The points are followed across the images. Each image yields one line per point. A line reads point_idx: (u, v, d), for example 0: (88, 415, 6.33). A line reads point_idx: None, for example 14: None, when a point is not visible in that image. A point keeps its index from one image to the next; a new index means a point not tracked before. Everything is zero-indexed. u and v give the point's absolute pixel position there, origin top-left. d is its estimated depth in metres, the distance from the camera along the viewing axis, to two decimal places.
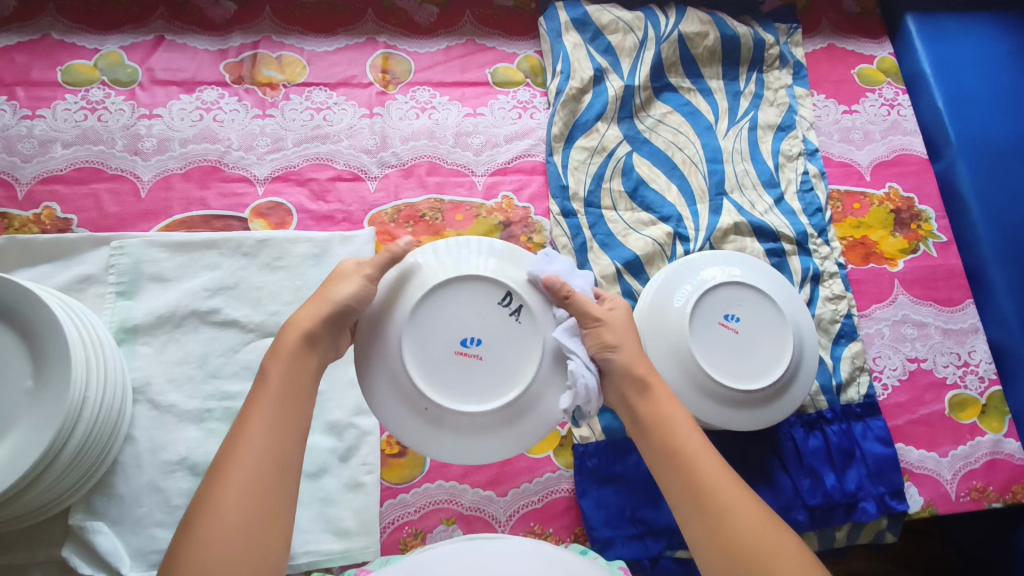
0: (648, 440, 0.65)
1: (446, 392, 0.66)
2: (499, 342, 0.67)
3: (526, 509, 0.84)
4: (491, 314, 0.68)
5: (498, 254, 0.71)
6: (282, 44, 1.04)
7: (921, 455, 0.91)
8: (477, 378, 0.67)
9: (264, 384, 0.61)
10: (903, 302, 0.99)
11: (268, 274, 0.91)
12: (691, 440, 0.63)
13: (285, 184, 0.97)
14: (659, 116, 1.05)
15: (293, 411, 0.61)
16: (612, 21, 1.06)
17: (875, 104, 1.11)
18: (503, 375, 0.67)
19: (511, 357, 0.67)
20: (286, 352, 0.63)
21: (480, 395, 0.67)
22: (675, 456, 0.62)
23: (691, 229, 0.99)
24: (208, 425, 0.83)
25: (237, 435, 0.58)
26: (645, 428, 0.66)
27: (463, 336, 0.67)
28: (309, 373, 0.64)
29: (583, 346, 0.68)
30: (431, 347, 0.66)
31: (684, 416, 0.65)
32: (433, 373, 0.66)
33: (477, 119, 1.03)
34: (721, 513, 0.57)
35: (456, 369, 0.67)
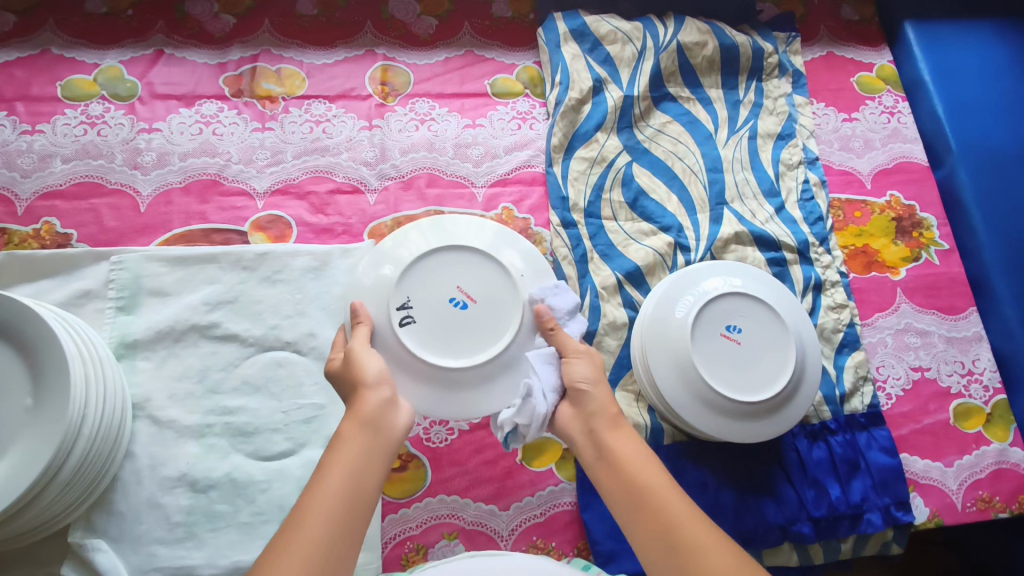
0: (611, 482, 0.62)
1: (505, 318, 0.71)
2: (451, 279, 0.72)
3: (529, 523, 0.83)
4: (419, 285, 0.71)
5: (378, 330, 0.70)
6: (281, 57, 1.05)
7: (926, 465, 0.91)
8: (478, 287, 0.71)
9: (328, 469, 0.58)
10: (906, 311, 0.99)
11: (268, 287, 0.90)
12: (657, 479, 0.60)
13: (284, 197, 0.97)
14: (658, 126, 1.05)
15: (354, 519, 0.56)
16: (611, 32, 1.06)
17: (875, 111, 1.11)
18: (497, 264, 0.72)
19: (443, 276, 0.71)
20: (345, 440, 0.60)
21: (486, 276, 0.72)
22: (642, 497, 0.59)
23: (692, 239, 0.98)
24: (208, 440, 0.83)
25: (287, 534, 0.54)
26: (608, 467, 0.63)
27: (455, 316, 0.71)
28: (375, 465, 0.60)
29: (552, 377, 0.67)
30: (483, 333, 0.70)
31: (648, 454, 0.63)
32: (493, 329, 0.71)
33: (477, 130, 1.03)
34: (693, 558, 0.55)
35: (488, 305, 0.71)
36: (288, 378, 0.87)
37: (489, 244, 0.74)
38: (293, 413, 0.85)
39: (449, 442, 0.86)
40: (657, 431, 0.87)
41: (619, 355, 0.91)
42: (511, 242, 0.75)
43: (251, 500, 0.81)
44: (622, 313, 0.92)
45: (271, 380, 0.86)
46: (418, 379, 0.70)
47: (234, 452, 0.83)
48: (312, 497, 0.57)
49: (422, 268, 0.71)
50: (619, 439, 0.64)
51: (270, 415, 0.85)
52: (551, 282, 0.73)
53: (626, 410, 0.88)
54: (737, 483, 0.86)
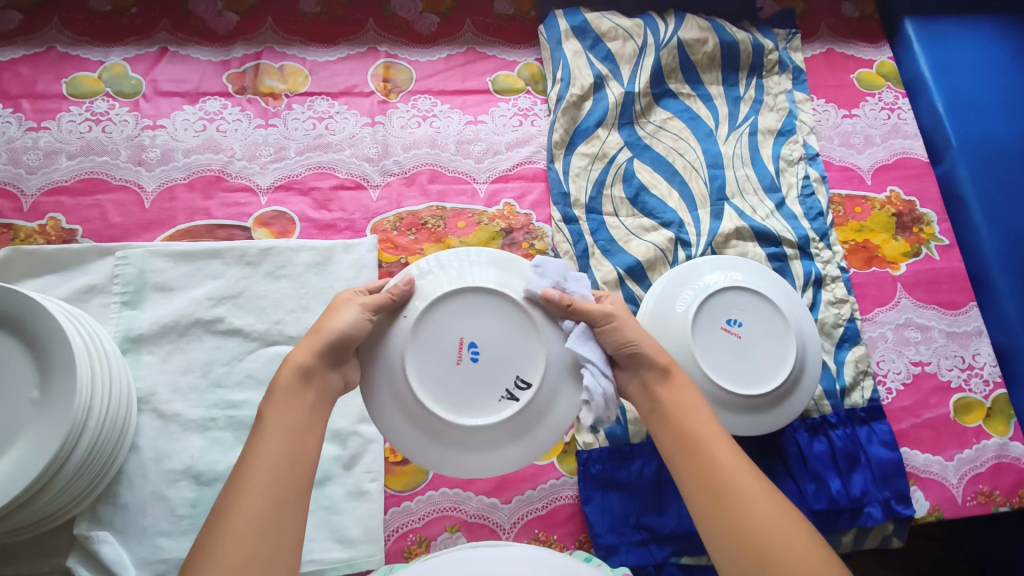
0: (666, 431, 0.65)
1: (508, 320, 0.68)
2: (445, 351, 0.67)
3: (531, 516, 0.84)
4: (428, 375, 0.67)
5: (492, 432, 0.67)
6: (284, 54, 1.05)
7: (926, 459, 0.91)
8: (452, 335, 0.68)
9: (264, 428, 0.59)
10: (906, 306, 0.99)
11: (272, 282, 0.91)
12: (710, 430, 0.63)
13: (288, 193, 0.98)
14: (659, 123, 1.05)
15: (294, 463, 0.58)
16: (612, 29, 1.07)
17: (875, 108, 1.11)
18: (458, 289, 0.68)
19: (441, 368, 0.67)
20: (282, 390, 0.61)
21: (441, 323, 0.67)
22: (694, 445, 0.62)
23: (693, 234, 0.99)
24: (212, 434, 0.84)
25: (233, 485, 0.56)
26: (664, 418, 0.65)
27: (480, 367, 0.67)
28: (311, 415, 0.61)
29: (598, 353, 0.67)
30: (497, 340, 0.68)
31: (704, 407, 0.65)
32: (511, 340, 0.68)
33: (479, 126, 1.04)
34: (737, 502, 0.58)
35: (492, 325, 0.68)
36: None
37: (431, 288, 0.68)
38: None
39: None
40: None
41: None
42: (512, 269, 0.71)
43: None
44: None
45: (274, 375, 0.87)
46: (521, 432, 0.67)
47: (239, 445, 0.84)
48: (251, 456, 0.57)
49: (423, 380, 0.67)
50: (677, 392, 0.66)
51: None
52: (529, 268, 0.71)
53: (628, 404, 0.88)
54: None
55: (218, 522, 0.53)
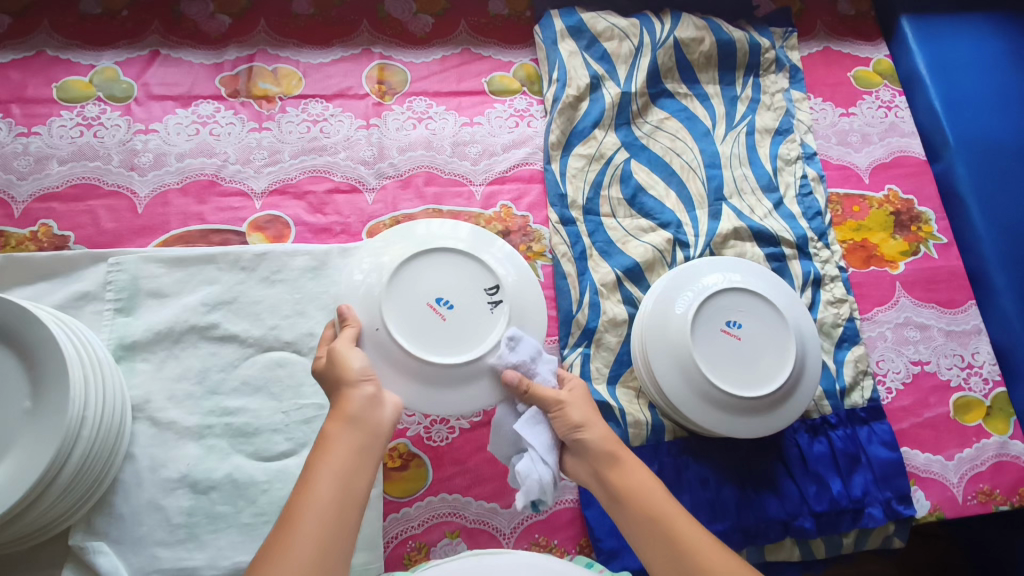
0: (626, 512, 0.62)
1: (447, 260, 0.74)
2: (422, 316, 0.72)
3: (531, 521, 0.83)
4: (424, 343, 0.71)
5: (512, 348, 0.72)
6: (277, 56, 1.04)
7: (927, 459, 0.91)
8: (415, 301, 0.72)
9: (314, 473, 0.57)
10: (905, 305, 0.99)
11: (267, 287, 0.90)
12: (666, 508, 0.61)
13: (282, 196, 0.97)
14: (656, 123, 1.04)
15: (343, 510, 0.55)
16: (608, 28, 1.06)
17: (872, 106, 1.11)
18: (394, 265, 0.73)
19: (431, 332, 0.71)
20: (332, 436, 0.60)
21: (399, 299, 0.72)
22: (656, 525, 0.60)
23: (691, 235, 0.98)
24: (208, 441, 0.83)
25: (281, 532, 0.53)
26: (623, 498, 0.63)
27: (456, 310, 0.72)
28: (364, 463, 0.59)
29: (545, 437, 0.66)
30: (450, 279, 0.73)
31: (653, 484, 0.63)
32: (462, 271, 0.74)
33: (474, 128, 1.03)
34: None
35: (442, 272, 0.73)
36: (287, 379, 0.86)
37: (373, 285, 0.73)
38: (293, 414, 0.85)
39: (449, 441, 0.86)
40: (659, 428, 0.87)
41: (620, 352, 0.91)
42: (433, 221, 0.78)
43: (252, 501, 0.81)
44: (622, 310, 0.92)
45: (270, 381, 0.86)
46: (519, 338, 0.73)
47: (235, 453, 0.83)
48: (301, 503, 0.55)
49: (424, 348, 0.70)
50: (628, 469, 0.64)
51: (270, 416, 0.85)
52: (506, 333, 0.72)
53: (628, 408, 0.87)
54: (738, 478, 0.86)
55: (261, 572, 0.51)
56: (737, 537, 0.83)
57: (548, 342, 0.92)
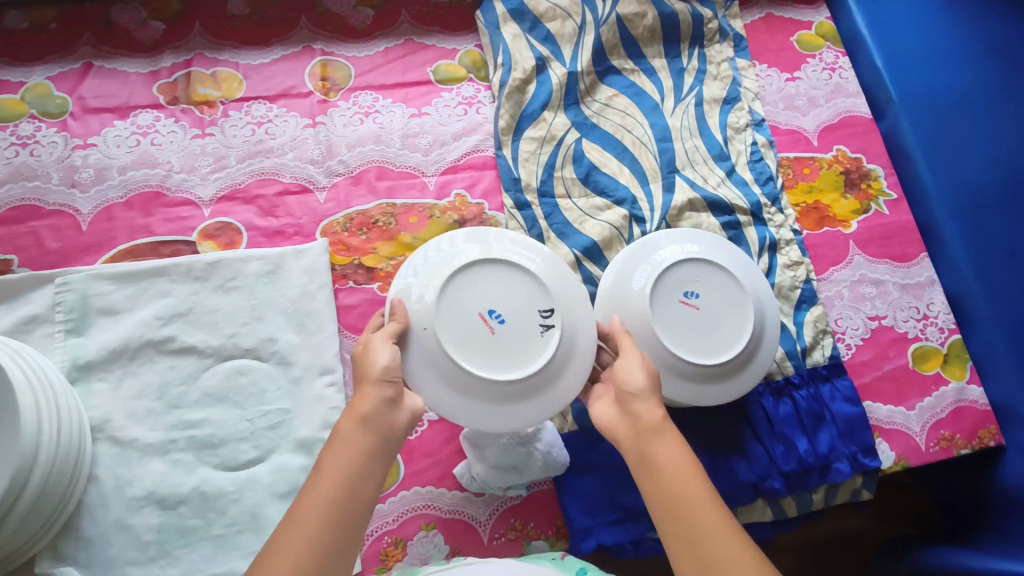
0: (649, 484, 0.59)
1: (505, 275, 0.72)
2: (471, 326, 0.69)
3: (506, 506, 0.84)
4: (465, 354, 0.68)
5: (560, 368, 0.70)
6: (215, 60, 1.02)
7: (889, 411, 0.93)
8: (468, 311, 0.70)
9: (322, 472, 0.58)
10: (859, 263, 1.00)
11: (222, 296, 0.89)
12: (693, 495, 0.57)
13: (232, 202, 0.95)
14: (605, 100, 1.04)
15: (347, 511, 0.56)
16: (549, 8, 1.05)
17: (816, 69, 1.12)
18: (448, 271, 0.70)
19: (481, 345, 0.69)
20: (342, 436, 0.60)
21: (452, 307, 0.69)
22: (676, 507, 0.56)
23: (647, 210, 0.99)
24: (173, 456, 0.82)
25: (284, 530, 0.54)
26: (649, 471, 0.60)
27: (509, 322, 0.70)
28: (371, 464, 0.59)
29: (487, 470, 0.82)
30: (502, 289, 0.71)
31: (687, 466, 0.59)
32: (514, 284, 0.71)
33: (423, 119, 1.02)
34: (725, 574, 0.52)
35: (498, 284, 0.71)
36: (250, 387, 0.85)
37: (424, 282, 0.70)
38: (258, 421, 0.84)
39: (419, 434, 0.86)
40: None
41: None
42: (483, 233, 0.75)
43: (222, 511, 0.80)
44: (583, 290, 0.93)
45: (232, 390, 0.85)
46: (569, 356, 0.71)
47: (201, 465, 0.82)
48: (306, 502, 0.56)
49: (475, 362, 0.68)
50: (661, 446, 0.60)
51: (234, 425, 0.84)
52: None
53: None
54: (706, 447, 0.87)
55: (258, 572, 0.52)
56: None
57: None
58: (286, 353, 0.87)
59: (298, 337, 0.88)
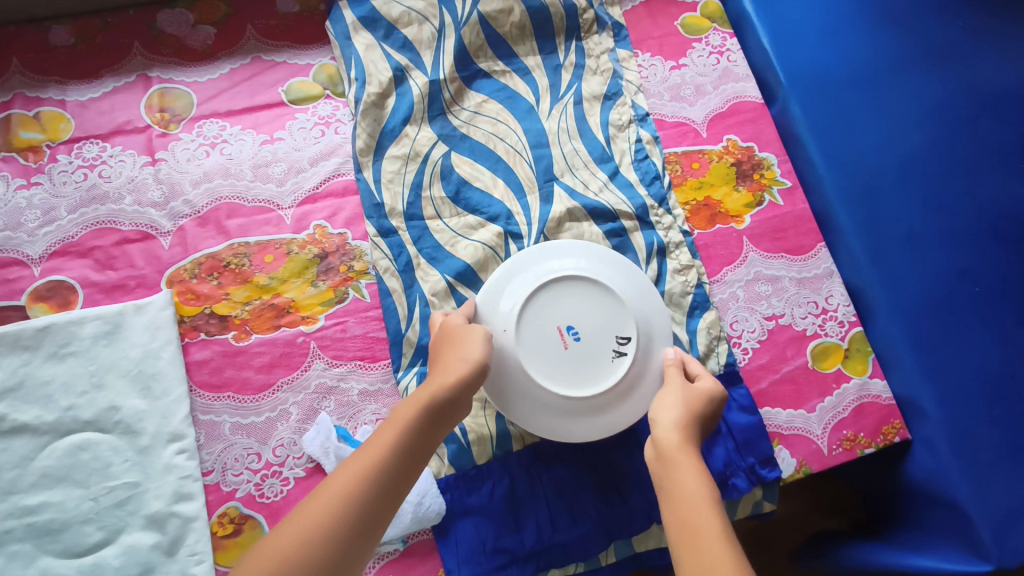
0: (672, 516, 0.61)
1: (592, 297, 0.79)
2: (550, 339, 0.77)
3: (381, 563, 0.77)
4: (535, 359, 0.76)
5: (618, 391, 0.77)
6: (39, 99, 0.92)
7: (789, 415, 0.89)
8: (553, 323, 0.78)
9: (392, 426, 0.65)
10: (754, 260, 0.95)
11: (56, 364, 0.81)
12: (706, 512, 0.59)
13: (65, 258, 0.86)
14: (474, 108, 0.97)
15: (402, 475, 0.64)
16: (404, 13, 0.97)
17: (703, 54, 1.05)
18: (540, 284, 0.79)
19: (552, 355, 0.77)
20: (417, 401, 0.68)
21: (538, 316, 0.78)
22: (692, 529, 0.58)
23: (524, 225, 0.92)
24: (9, 548, 0.74)
25: (350, 464, 0.62)
26: (673, 502, 0.62)
27: (583, 344, 0.77)
28: (429, 440, 0.67)
29: None
30: (584, 311, 0.78)
31: (706, 498, 0.60)
32: (597, 307, 0.78)
33: (276, 145, 0.93)
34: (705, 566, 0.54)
35: (580, 305, 0.78)
36: (93, 462, 0.78)
37: (531, 277, 0.80)
38: (104, 499, 0.77)
39: (285, 494, 0.79)
40: (504, 437, 0.82)
41: None
42: (599, 257, 0.83)
43: None
44: None
45: (73, 468, 0.78)
46: (632, 383, 0.77)
47: (42, 554, 0.75)
48: (375, 447, 0.63)
49: (545, 370, 0.76)
50: (683, 471, 0.64)
51: (77, 506, 0.76)
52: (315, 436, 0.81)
53: (473, 421, 0.82)
54: (593, 476, 0.82)
55: (318, 496, 0.59)
56: (600, 537, 0.80)
57: (381, 367, 0.85)
58: (131, 422, 0.79)
59: (144, 402, 0.80)
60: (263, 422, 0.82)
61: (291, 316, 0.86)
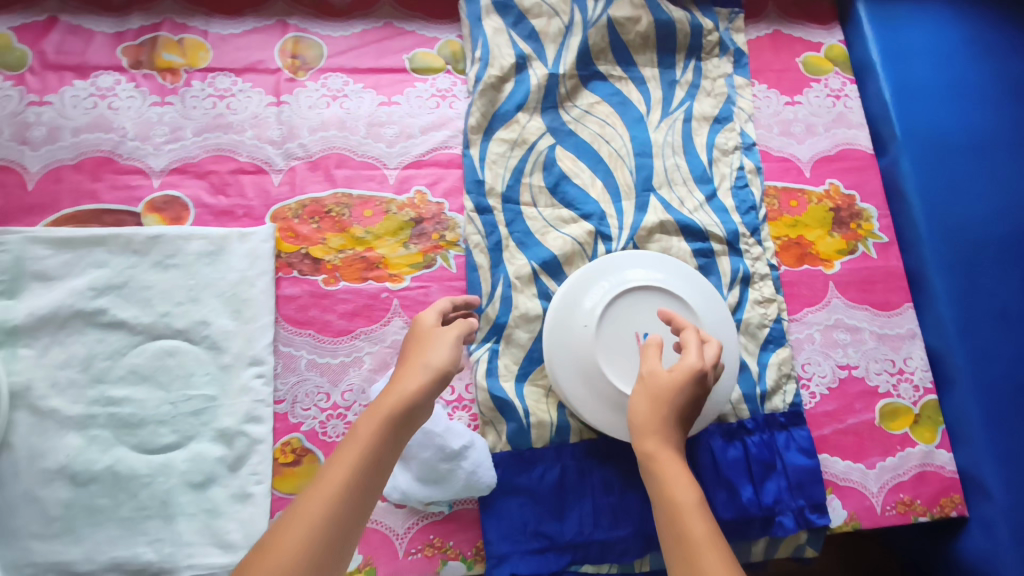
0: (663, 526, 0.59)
1: (672, 308, 0.80)
2: (625, 340, 0.78)
3: (426, 521, 0.80)
4: (607, 355, 0.77)
5: None
6: (184, 26, 0.98)
7: (846, 467, 0.87)
8: (630, 327, 0.79)
9: (353, 444, 0.59)
10: (836, 306, 0.94)
11: (159, 273, 0.86)
12: (694, 514, 0.57)
13: (182, 176, 0.91)
14: (586, 107, 0.98)
15: (365, 493, 0.58)
16: (536, 5, 0.99)
17: (820, 94, 1.05)
18: (625, 286, 0.80)
19: (624, 356, 0.77)
20: (381, 414, 0.62)
21: (617, 317, 0.79)
22: (683, 547, 0.55)
23: (615, 228, 0.93)
24: (91, 431, 0.80)
25: (310, 492, 0.56)
26: (664, 518, 0.59)
27: (655, 351, 0.78)
28: (391, 453, 0.61)
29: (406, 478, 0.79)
30: (663, 322, 0.79)
31: (694, 502, 0.58)
32: (674, 320, 0.79)
33: (392, 108, 0.97)
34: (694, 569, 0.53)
35: (659, 315, 0.79)
36: (177, 368, 0.83)
37: (614, 279, 0.82)
38: (181, 404, 0.81)
39: None
40: (564, 429, 0.83)
41: (531, 348, 0.87)
42: (680, 274, 0.84)
43: (133, 494, 0.78)
44: (536, 306, 0.88)
45: (159, 370, 0.82)
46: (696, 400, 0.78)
47: (119, 444, 0.80)
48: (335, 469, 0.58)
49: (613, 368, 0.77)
50: (673, 466, 0.61)
51: (156, 407, 0.81)
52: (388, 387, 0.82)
53: (533, 406, 0.84)
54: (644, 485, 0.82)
55: (283, 528, 0.54)
56: (639, 544, 0.80)
57: None
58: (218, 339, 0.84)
59: (233, 324, 0.85)
60: (337, 364, 0.85)
61: (379, 272, 0.89)
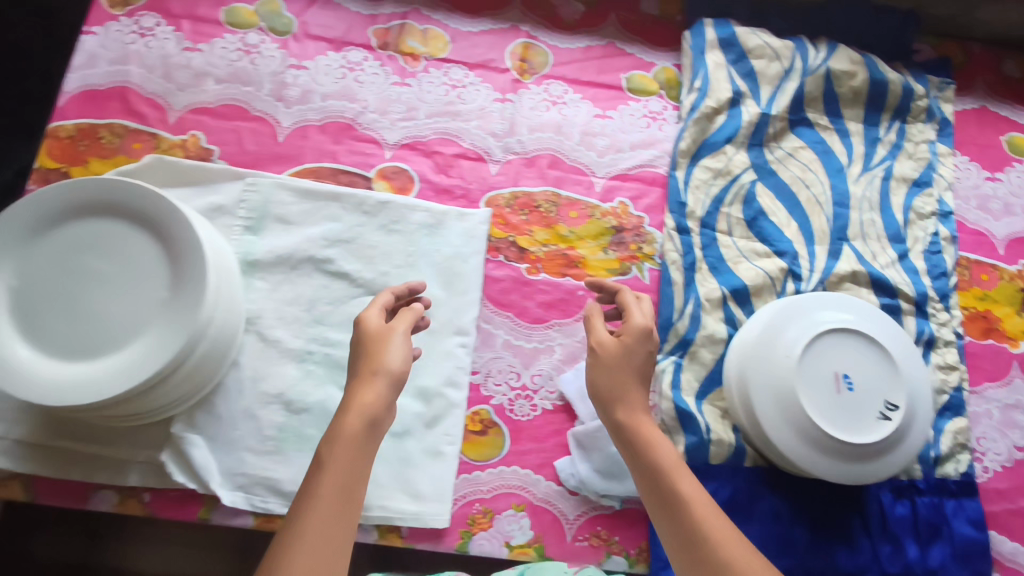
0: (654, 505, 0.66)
1: (874, 356, 0.81)
2: (827, 378, 0.80)
3: (596, 512, 0.84)
4: (809, 389, 0.79)
5: (873, 449, 0.78)
6: (429, 18, 1.07)
7: (1014, 547, 0.86)
8: (832, 366, 0.80)
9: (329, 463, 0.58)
10: (1018, 386, 0.94)
11: (384, 235, 0.93)
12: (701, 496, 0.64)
13: (411, 152, 1.00)
14: (790, 150, 1.02)
15: (349, 512, 0.57)
16: (759, 46, 1.04)
17: (1021, 175, 1.06)
18: (832, 325, 0.81)
19: (824, 393, 0.79)
20: (348, 433, 0.60)
21: (821, 354, 0.80)
22: (686, 524, 0.63)
23: (806, 269, 0.96)
24: (307, 366, 0.87)
25: (300, 509, 0.56)
26: (655, 498, 0.66)
27: (854, 394, 0.79)
28: (364, 469, 0.60)
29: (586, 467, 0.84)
30: (864, 367, 0.80)
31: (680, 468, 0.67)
32: (874, 367, 0.81)
33: (606, 121, 1.03)
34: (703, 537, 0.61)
35: (862, 360, 0.81)
36: None
37: (818, 316, 0.83)
38: None
39: (531, 418, 0.87)
40: (740, 452, 0.86)
41: (712, 370, 0.90)
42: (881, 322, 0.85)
43: None
44: (722, 329, 0.91)
45: None
46: (887, 448, 0.79)
47: (330, 384, 0.87)
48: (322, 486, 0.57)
49: (814, 403, 0.78)
50: (666, 445, 0.68)
51: None
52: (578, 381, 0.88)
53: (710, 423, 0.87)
54: (810, 522, 0.84)
55: (289, 541, 0.54)
56: None
57: None
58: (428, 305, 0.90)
59: (442, 293, 0.91)
60: (530, 348, 0.90)
61: (578, 271, 0.94)
